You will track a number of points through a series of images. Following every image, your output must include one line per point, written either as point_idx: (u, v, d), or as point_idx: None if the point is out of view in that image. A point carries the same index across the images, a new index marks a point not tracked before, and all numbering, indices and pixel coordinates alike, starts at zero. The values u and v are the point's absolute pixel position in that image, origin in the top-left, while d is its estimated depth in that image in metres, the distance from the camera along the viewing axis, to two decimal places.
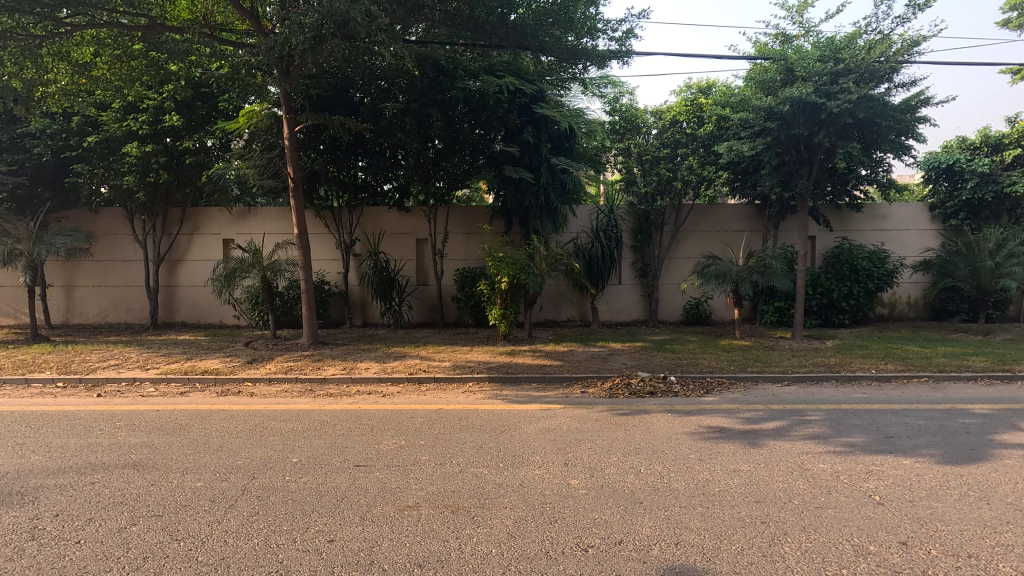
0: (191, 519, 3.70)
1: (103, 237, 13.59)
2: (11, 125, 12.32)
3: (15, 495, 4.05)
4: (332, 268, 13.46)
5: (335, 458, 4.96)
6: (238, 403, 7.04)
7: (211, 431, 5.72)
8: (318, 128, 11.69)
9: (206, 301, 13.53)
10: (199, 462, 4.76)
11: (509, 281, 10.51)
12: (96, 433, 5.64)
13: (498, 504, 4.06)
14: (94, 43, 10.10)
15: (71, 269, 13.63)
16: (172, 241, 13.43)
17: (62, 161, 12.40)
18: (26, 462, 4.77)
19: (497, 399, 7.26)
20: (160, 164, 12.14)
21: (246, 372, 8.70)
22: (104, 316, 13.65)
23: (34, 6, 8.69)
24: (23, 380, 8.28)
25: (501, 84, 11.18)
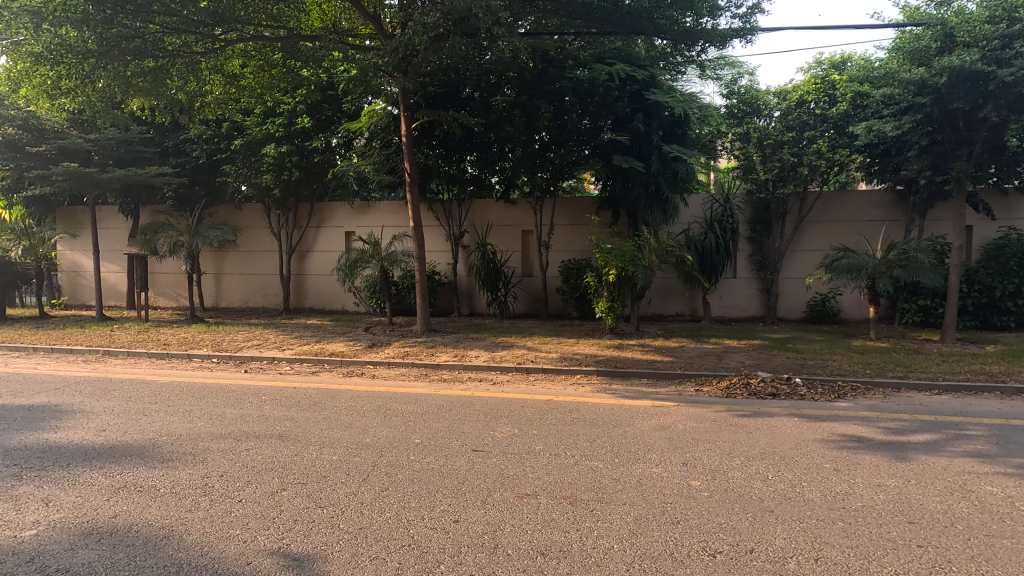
0: (332, 489, 4.03)
1: (245, 230, 15.18)
2: (176, 133, 14.16)
3: (188, 454, 4.66)
4: (442, 259, 14.01)
5: (454, 441, 5.16)
6: (363, 384, 7.59)
7: (341, 409, 6.19)
8: (431, 124, 12.17)
9: (330, 288, 14.66)
10: (334, 437, 5.17)
11: (618, 274, 10.27)
12: (247, 405, 6.34)
13: (617, 500, 4.00)
14: (242, 56, 11.21)
15: (220, 259, 15.43)
16: (302, 233, 14.69)
17: (214, 163, 14.04)
18: (195, 426, 5.48)
19: (607, 393, 7.15)
20: (292, 163, 13.31)
21: (368, 355, 9.33)
22: (246, 301, 15.30)
23: (197, 26, 9.80)
24: (186, 355, 9.52)
25: (612, 72, 10.86)
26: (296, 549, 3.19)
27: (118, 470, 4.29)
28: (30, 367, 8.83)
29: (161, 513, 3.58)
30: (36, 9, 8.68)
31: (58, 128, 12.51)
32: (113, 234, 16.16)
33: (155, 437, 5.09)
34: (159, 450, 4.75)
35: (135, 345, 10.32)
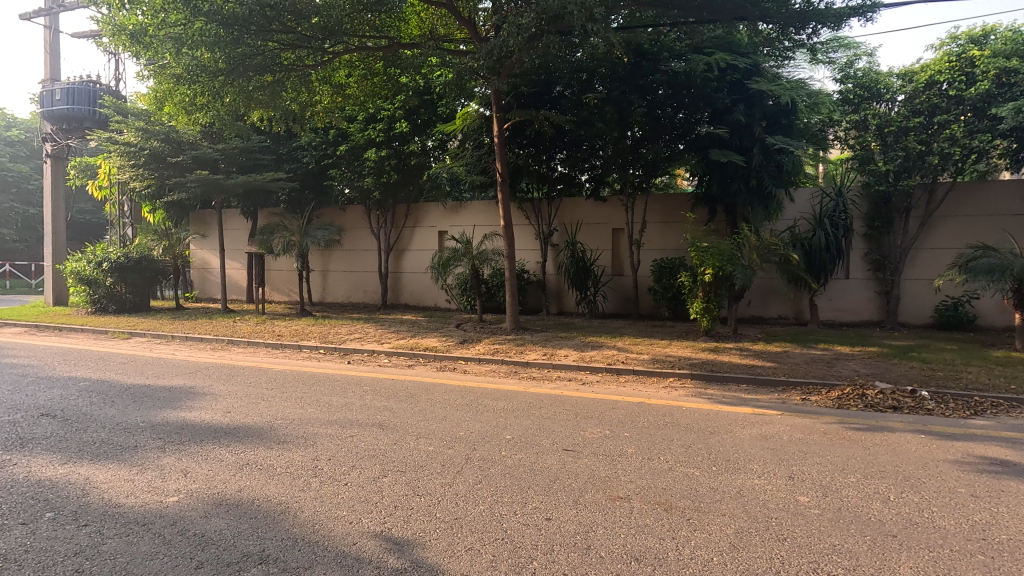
0: (428, 479, 4.19)
1: (348, 230, 16.19)
2: (290, 141, 15.40)
3: (300, 438, 5.05)
4: (531, 257, 14.09)
5: (544, 439, 5.18)
6: (455, 378, 7.84)
7: (436, 402, 6.43)
8: (522, 124, 12.26)
9: (424, 286, 15.26)
10: (429, 429, 5.38)
11: (714, 273, 9.78)
12: (350, 394, 6.76)
13: (716, 510, 3.81)
14: (348, 66, 11.96)
15: (326, 257, 16.58)
16: (398, 233, 15.42)
17: (321, 168, 15.10)
18: (305, 411, 5.94)
19: (702, 398, 6.85)
20: (392, 167, 14.00)
21: (460, 351, 9.60)
22: (348, 297, 16.32)
23: (310, 41, 10.55)
24: (297, 346, 10.33)
25: (710, 62, 10.39)
26: (397, 534, 3.35)
27: (243, 448, 4.74)
28: (169, 352, 10.00)
29: (278, 490, 3.91)
30: (178, 35, 9.76)
31: (192, 140, 14.03)
32: (237, 234, 17.90)
33: (272, 420, 5.57)
34: (275, 433, 5.19)
35: (254, 335, 11.35)
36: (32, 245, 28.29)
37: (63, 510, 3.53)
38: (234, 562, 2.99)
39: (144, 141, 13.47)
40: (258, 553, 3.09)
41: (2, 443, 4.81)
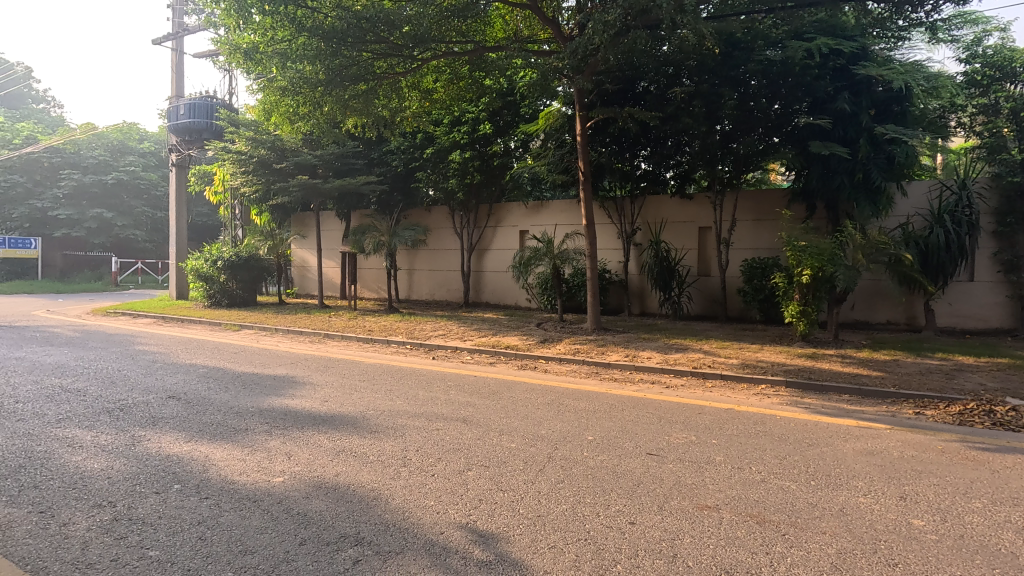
0: (511, 474, 4.25)
1: (433, 230, 16.77)
2: (380, 145, 16.16)
3: (391, 428, 5.30)
4: (613, 257, 13.88)
5: (627, 442, 5.09)
6: (536, 377, 7.90)
7: (518, 399, 6.51)
8: (605, 122, 12.09)
9: (506, 284, 15.47)
10: (512, 426, 5.45)
11: (813, 274, 9.11)
12: (436, 388, 7.00)
13: (815, 527, 3.57)
14: (435, 72, 12.38)
15: (412, 257, 17.26)
16: (481, 233, 15.74)
17: (409, 170, 15.73)
18: (395, 403, 6.23)
19: (799, 408, 6.42)
20: (475, 168, 14.32)
21: (540, 350, 9.65)
22: (432, 294, 16.90)
23: (401, 50, 11.01)
24: (386, 341, 10.84)
25: (811, 48, 9.71)
26: (482, 526, 3.43)
27: (339, 436, 5.05)
28: (274, 344, 10.85)
29: (371, 477, 4.12)
30: (284, 51, 10.51)
31: (294, 147, 15.11)
32: (333, 235, 19.10)
33: (365, 411, 5.88)
34: (368, 422, 5.48)
35: (347, 330, 12.04)
36: (159, 245, 31.68)
37: (187, 483, 3.94)
38: (333, 541, 3.19)
39: (253, 150, 14.69)
40: (354, 534, 3.28)
41: (138, 420, 5.44)
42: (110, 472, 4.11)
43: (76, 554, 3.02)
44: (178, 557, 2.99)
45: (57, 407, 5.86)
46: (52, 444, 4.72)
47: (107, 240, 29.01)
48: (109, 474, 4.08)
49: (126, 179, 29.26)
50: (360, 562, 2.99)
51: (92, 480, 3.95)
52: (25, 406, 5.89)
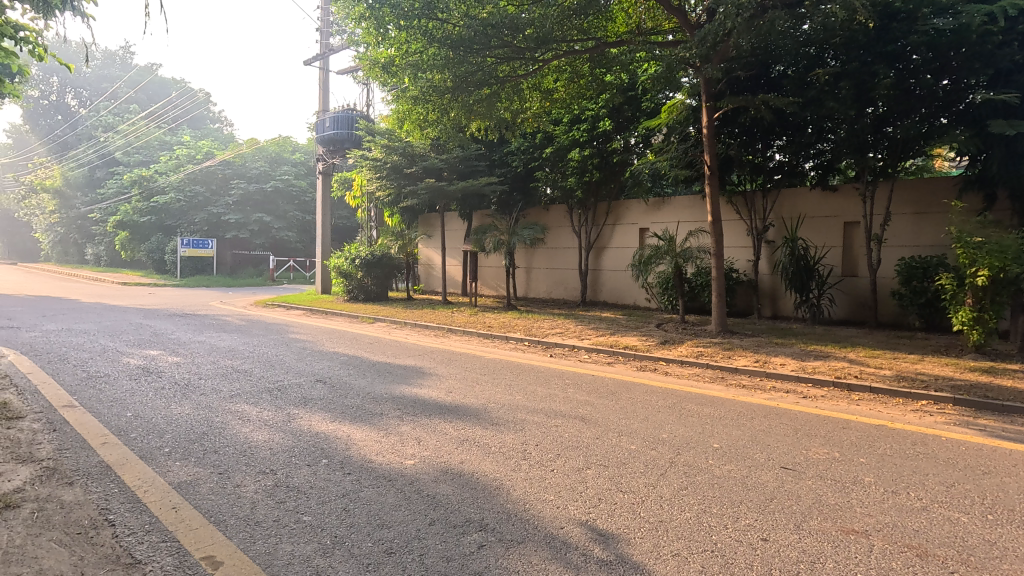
0: (632, 476, 4.17)
1: (552, 229, 16.93)
2: (501, 146, 16.62)
3: (511, 422, 5.45)
4: (742, 255, 13.02)
5: (758, 453, 4.76)
6: (657, 379, 7.65)
7: (637, 401, 6.35)
8: (736, 111, 11.39)
9: (624, 283, 15.16)
10: (631, 427, 5.34)
11: (991, 275, 7.84)
12: (554, 385, 7.07)
13: (992, 568, 3.07)
14: (556, 72, 12.47)
15: (531, 255, 17.58)
16: (599, 231, 15.58)
17: (529, 170, 16.01)
18: (514, 398, 6.39)
19: (971, 429, 5.55)
20: (594, 165, 14.33)
21: (661, 351, 9.33)
22: (550, 292, 17.07)
23: (523, 52, 11.22)
24: (505, 337, 11.15)
25: (993, 11, 8.33)
26: (602, 525, 3.41)
27: (463, 425, 5.30)
28: (403, 336, 11.67)
29: (493, 467, 4.28)
30: (416, 62, 11.16)
31: (423, 153, 16.07)
32: (456, 234, 20.03)
33: (486, 403, 6.11)
34: (489, 415, 5.68)
35: (468, 325, 12.58)
36: (307, 245, 35.42)
37: (333, 458, 4.39)
38: (459, 525, 3.36)
39: (387, 156, 15.85)
40: (478, 520, 3.42)
41: (292, 400, 6.15)
42: (272, 444, 4.69)
43: (247, 512, 3.48)
44: (326, 524, 3.33)
45: (229, 385, 6.80)
46: (227, 416, 5.49)
47: (266, 241, 33.08)
48: (270, 445, 4.66)
49: (282, 187, 33.12)
50: (484, 546, 3.12)
51: (258, 450, 4.53)
52: (207, 382, 6.94)
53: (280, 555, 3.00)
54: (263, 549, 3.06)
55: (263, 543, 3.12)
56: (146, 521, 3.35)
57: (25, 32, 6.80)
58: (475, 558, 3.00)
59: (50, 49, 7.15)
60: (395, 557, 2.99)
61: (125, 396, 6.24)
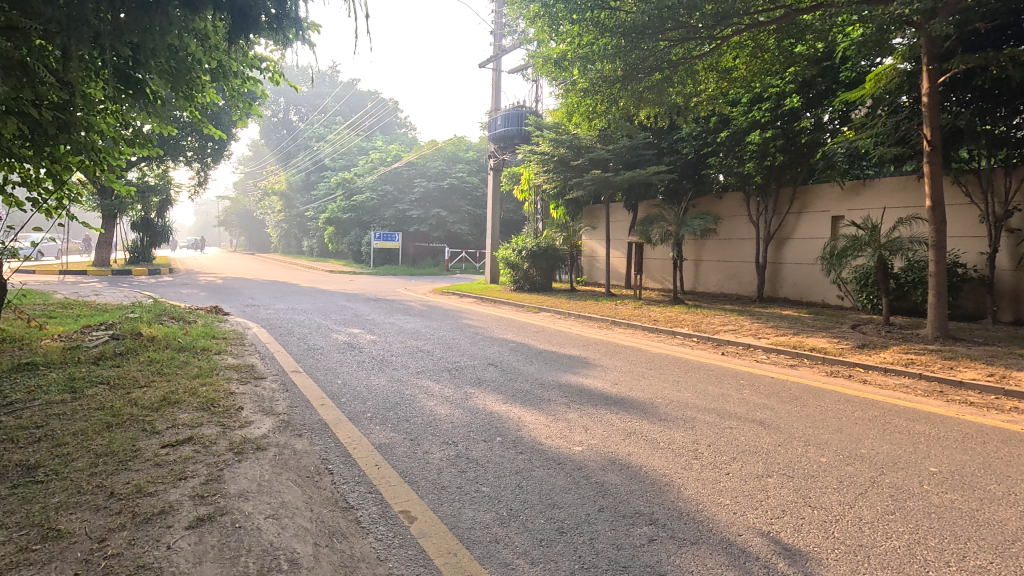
0: (822, 492, 3.75)
1: (726, 219, 15.81)
2: (672, 132, 15.92)
3: (681, 419, 5.26)
4: (971, 246, 10.82)
5: (992, 484, 3.95)
6: (852, 387, 6.74)
7: (827, 410, 5.68)
8: (970, 73, 9.50)
9: (811, 278, 13.56)
10: (820, 438, 4.80)
11: None
12: (727, 385, 6.64)
13: None
14: (737, 49, 11.49)
15: (700, 247, 16.64)
16: (781, 219, 14.13)
17: (701, 157, 15.11)
18: (683, 395, 6.13)
19: None
20: (777, 148, 12.90)
21: (857, 356, 8.19)
22: (721, 287, 16.00)
23: (700, 31, 10.47)
24: (671, 332, 10.73)
25: None
26: (787, 539, 3.14)
27: (630, 418, 5.25)
28: (568, 326, 11.89)
29: (663, 463, 4.18)
30: (586, 54, 11.20)
31: (590, 145, 16.09)
32: (621, 225, 19.75)
33: (653, 398, 5.97)
34: (657, 410, 5.54)
35: (632, 318, 12.35)
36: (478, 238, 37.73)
37: (506, 437, 4.67)
38: (629, 515, 3.35)
39: (555, 149, 16.15)
40: (647, 514, 3.38)
41: (468, 380, 6.68)
42: (453, 418, 5.14)
43: (434, 476, 3.88)
44: (503, 497, 3.57)
45: (415, 363, 7.61)
46: (414, 390, 6.16)
47: (442, 234, 36.08)
48: (451, 419, 5.12)
49: (457, 183, 35.77)
50: (655, 541, 3.08)
51: (441, 423, 5.00)
52: (397, 359, 7.84)
53: (463, 519, 3.30)
54: (449, 511, 3.39)
55: (449, 506, 3.45)
56: (356, 473, 3.92)
57: (267, 62, 8.20)
58: (646, 550, 2.98)
59: (284, 73, 8.54)
60: (566, 537, 3.10)
61: (335, 366, 7.34)
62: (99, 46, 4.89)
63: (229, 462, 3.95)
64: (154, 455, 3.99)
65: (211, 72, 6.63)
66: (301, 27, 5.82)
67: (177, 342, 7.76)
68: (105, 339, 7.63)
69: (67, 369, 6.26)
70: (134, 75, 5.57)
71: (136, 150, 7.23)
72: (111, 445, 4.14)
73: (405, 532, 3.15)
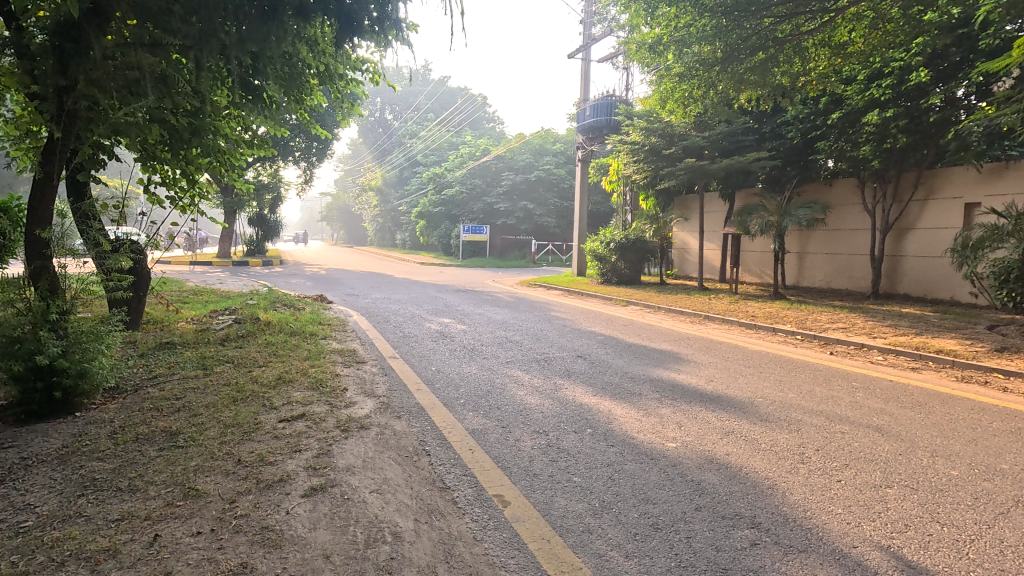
0: (953, 508, 3.38)
1: (836, 207, 14.60)
2: (776, 116, 14.88)
3: (785, 420, 4.95)
4: None
5: None
6: (990, 395, 5.98)
7: (957, 418, 5.10)
8: None
9: (937, 273, 12.20)
10: (949, 449, 4.32)
11: None
12: (837, 387, 6.15)
13: None
14: (853, 21, 10.79)
15: (806, 238, 15.51)
16: (902, 208, 12.81)
17: (808, 141, 14.01)
18: (786, 396, 5.76)
19: None
20: (899, 128, 11.71)
21: (995, 361, 7.26)
22: (829, 282, 14.85)
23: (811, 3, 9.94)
24: (772, 328, 10.10)
25: None
26: (910, 556, 2.86)
27: (727, 417, 5.02)
28: (658, 320, 11.56)
29: (764, 465, 3.96)
30: (682, 37, 10.93)
31: (684, 132, 15.46)
32: (716, 216, 18.82)
33: (753, 397, 5.67)
34: (757, 409, 5.26)
35: (728, 313, 11.76)
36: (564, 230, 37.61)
37: (597, 429, 4.64)
38: (729, 517, 3.21)
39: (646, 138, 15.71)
40: (748, 517, 3.22)
41: (557, 371, 6.71)
42: (543, 408, 5.18)
43: (526, 463, 3.94)
44: (594, 488, 3.56)
45: (504, 352, 7.76)
46: (505, 379, 6.28)
47: (529, 227, 36.33)
48: (542, 409, 5.17)
49: (544, 176, 35.83)
50: (758, 545, 2.93)
51: (531, 412, 5.06)
52: (487, 349, 8.02)
53: (556, 507, 3.32)
54: (542, 498, 3.43)
55: (541, 494, 3.49)
56: (452, 455, 4.07)
57: (368, 63, 8.63)
58: (748, 554, 2.84)
59: (384, 73, 8.92)
60: (661, 533, 3.03)
61: (429, 353, 7.65)
62: (226, 57, 5.36)
63: (337, 438, 4.25)
64: (273, 428, 4.38)
65: (319, 75, 7.08)
66: (401, 28, 6.05)
67: (289, 327, 8.45)
68: (230, 323, 8.47)
69: (199, 348, 7.02)
70: (254, 83, 6.06)
71: (255, 151, 7.89)
72: (237, 417, 4.60)
73: (499, 515, 3.23)
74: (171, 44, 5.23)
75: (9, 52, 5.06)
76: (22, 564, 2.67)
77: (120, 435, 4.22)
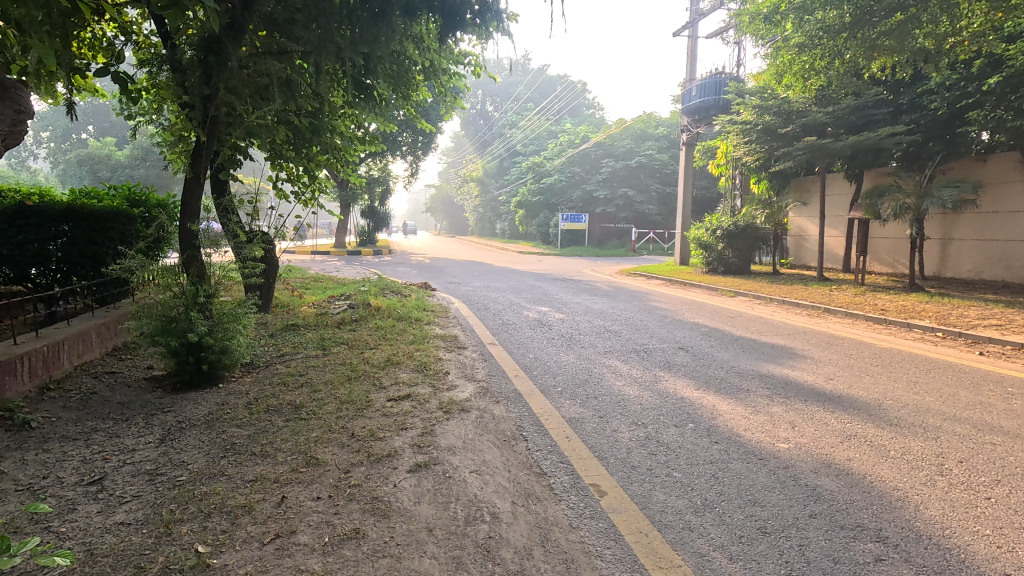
0: None
1: (991, 187, 12.73)
2: (916, 84, 13.15)
3: (919, 426, 4.42)
4: None
5: None
6: None
7: None
8: None
9: None
10: None
11: None
12: (989, 392, 5.37)
13: None
14: None
15: (950, 223, 13.69)
16: None
17: (956, 110, 12.25)
18: (921, 399, 5.14)
19: None
20: None
21: None
22: (979, 272, 13.05)
23: None
24: (906, 324, 9.04)
25: None
26: None
27: (850, 419, 4.59)
28: (770, 312, 10.80)
29: (892, 474, 3.57)
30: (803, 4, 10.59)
31: (803, 108, 14.17)
32: (840, 199, 17.13)
33: (880, 399, 5.13)
34: (886, 412, 4.75)
35: (852, 306, 10.68)
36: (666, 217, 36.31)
37: (700, 424, 4.44)
38: (849, 527, 2.95)
39: (759, 117, 14.64)
40: (872, 530, 2.93)
41: (658, 362, 6.52)
42: (642, 400, 5.05)
43: (624, 455, 3.87)
44: (696, 485, 3.42)
45: (602, 342, 7.65)
46: (602, 369, 6.21)
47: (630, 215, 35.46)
48: (641, 401, 5.05)
49: (645, 161, 34.68)
50: (884, 561, 2.66)
51: (630, 403, 4.96)
52: (585, 338, 7.97)
53: (655, 501, 3.24)
54: (640, 491, 3.36)
55: (639, 487, 3.42)
56: (549, 442, 4.11)
57: (470, 56, 8.77)
58: (871, 570, 2.60)
59: (485, 65, 9.05)
60: (770, 538, 2.85)
61: (527, 341, 7.75)
62: (341, 59, 5.72)
63: (440, 418, 4.45)
64: (382, 407, 4.68)
65: (424, 71, 7.35)
66: (502, 18, 6.09)
67: (397, 313, 8.96)
68: (345, 308, 9.15)
69: (319, 330, 7.68)
70: (366, 82, 6.42)
71: (366, 147, 8.38)
72: (351, 394, 4.97)
73: (595, 504, 3.21)
74: (294, 51, 5.68)
75: (167, 67, 5.69)
76: (178, 512, 3.09)
77: (254, 405, 4.74)
